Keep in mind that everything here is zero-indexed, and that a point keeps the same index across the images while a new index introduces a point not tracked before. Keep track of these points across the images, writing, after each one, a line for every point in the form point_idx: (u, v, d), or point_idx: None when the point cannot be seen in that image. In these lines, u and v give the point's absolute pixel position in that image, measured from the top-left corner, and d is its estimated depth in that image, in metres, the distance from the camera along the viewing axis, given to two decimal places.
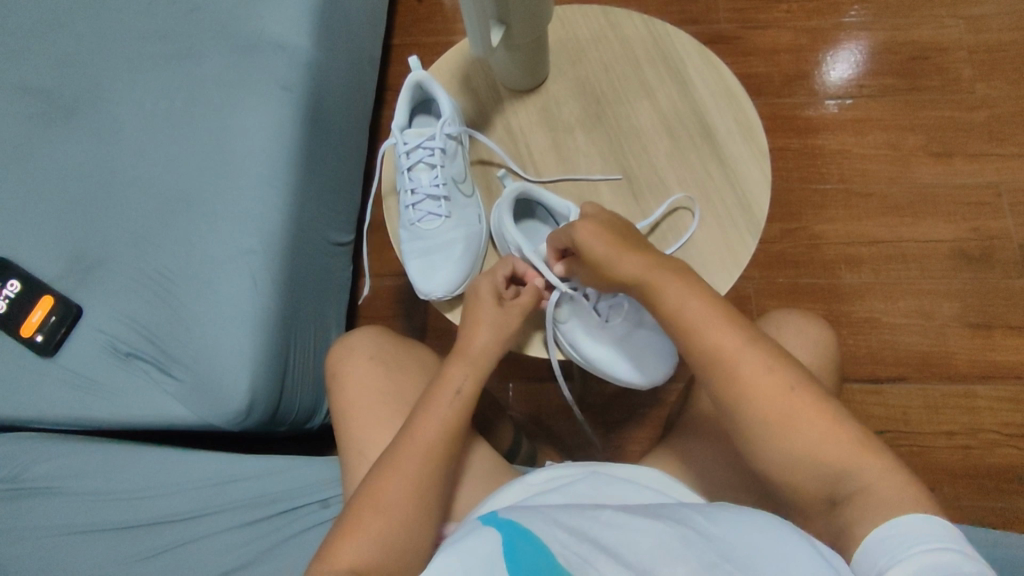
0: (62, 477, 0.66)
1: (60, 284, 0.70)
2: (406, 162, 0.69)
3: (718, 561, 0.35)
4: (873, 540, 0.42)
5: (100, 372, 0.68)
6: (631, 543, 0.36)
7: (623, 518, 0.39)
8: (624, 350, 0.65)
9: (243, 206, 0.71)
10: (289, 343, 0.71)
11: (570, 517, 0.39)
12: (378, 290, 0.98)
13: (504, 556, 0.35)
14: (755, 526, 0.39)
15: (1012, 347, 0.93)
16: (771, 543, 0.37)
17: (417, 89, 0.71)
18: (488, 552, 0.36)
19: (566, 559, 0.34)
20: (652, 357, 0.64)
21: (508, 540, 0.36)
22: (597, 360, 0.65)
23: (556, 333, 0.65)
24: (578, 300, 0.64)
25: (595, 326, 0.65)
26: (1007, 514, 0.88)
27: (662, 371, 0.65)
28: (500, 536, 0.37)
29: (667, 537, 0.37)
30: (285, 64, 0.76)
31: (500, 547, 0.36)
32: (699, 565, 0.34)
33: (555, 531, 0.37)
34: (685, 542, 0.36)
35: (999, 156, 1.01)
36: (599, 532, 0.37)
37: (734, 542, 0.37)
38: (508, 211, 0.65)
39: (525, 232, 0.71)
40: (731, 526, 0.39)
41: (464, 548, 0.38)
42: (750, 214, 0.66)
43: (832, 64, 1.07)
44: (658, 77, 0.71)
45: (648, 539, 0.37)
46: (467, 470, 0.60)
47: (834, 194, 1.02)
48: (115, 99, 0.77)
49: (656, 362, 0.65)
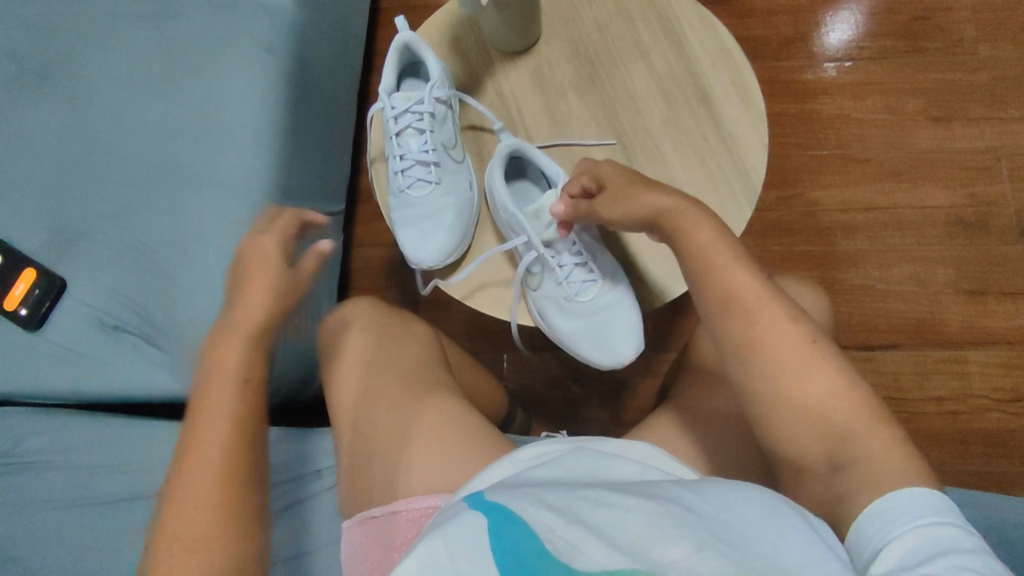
0: (54, 451, 0.66)
1: (41, 257, 0.69)
2: (394, 126, 0.67)
3: (710, 541, 0.34)
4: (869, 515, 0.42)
5: (87, 345, 0.67)
6: (621, 523, 0.36)
7: (613, 498, 0.39)
8: (594, 322, 0.67)
9: (230, 175, 0.69)
10: (280, 314, 0.70)
11: (559, 499, 0.39)
12: (369, 261, 0.97)
13: (490, 543, 0.35)
14: (749, 508, 0.38)
15: (1006, 314, 0.94)
16: (766, 526, 0.36)
17: (405, 52, 0.68)
18: (472, 535, 0.36)
19: (553, 545, 0.34)
20: (614, 342, 0.66)
21: (493, 525, 0.36)
22: (562, 335, 0.68)
23: (529, 301, 0.67)
24: (552, 274, 0.67)
25: (565, 303, 0.68)
26: (993, 477, 0.90)
27: (634, 348, 0.66)
28: (487, 521, 0.36)
29: (658, 516, 0.36)
30: (268, 26, 0.73)
31: (484, 530, 0.36)
32: (692, 545, 0.34)
33: (540, 515, 0.36)
34: (677, 521, 0.36)
35: (1000, 120, 0.99)
36: (589, 514, 0.37)
37: (726, 522, 0.37)
38: (500, 168, 0.65)
39: (515, 192, 0.70)
40: (724, 506, 0.38)
41: (444, 531, 0.37)
42: (747, 180, 0.65)
43: (831, 26, 1.04)
44: (654, 38, 0.69)
45: (639, 519, 0.36)
46: (460, 443, 0.59)
47: (830, 160, 1.00)
48: (90, 63, 0.74)
49: (628, 337, 0.66)
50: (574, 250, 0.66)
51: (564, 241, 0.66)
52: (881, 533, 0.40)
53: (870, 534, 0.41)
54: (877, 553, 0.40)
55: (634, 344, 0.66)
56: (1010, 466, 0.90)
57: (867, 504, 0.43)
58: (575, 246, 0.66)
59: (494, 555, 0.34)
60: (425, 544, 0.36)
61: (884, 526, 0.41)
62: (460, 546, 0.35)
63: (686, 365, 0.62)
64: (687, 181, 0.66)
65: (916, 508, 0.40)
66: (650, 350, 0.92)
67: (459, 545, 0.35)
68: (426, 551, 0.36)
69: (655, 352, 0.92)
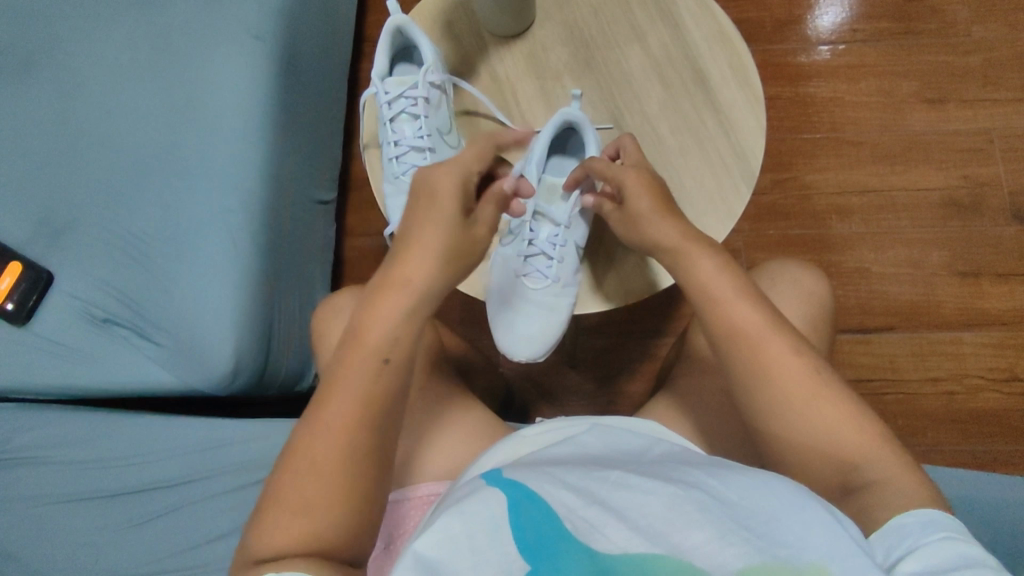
0: (47, 447, 0.65)
1: (28, 250, 0.68)
2: (387, 113, 0.66)
3: (733, 527, 0.35)
4: (891, 529, 0.41)
5: (77, 339, 0.66)
6: (641, 504, 0.38)
7: (632, 476, 0.41)
8: (520, 312, 0.66)
9: (219, 164, 0.67)
10: (273, 304, 0.69)
11: (579, 477, 0.41)
12: (362, 250, 0.96)
13: (508, 519, 0.37)
14: (769, 490, 0.39)
15: (999, 295, 0.94)
16: (789, 511, 0.37)
17: (397, 35, 0.66)
18: (494, 511, 0.37)
19: (574, 525, 0.36)
20: (528, 337, 0.66)
21: (514, 505, 0.37)
22: (492, 304, 0.66)
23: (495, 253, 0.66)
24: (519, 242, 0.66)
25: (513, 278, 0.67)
26: (985, 457, 0.91)
27: (533, 354, 0.66)
28: (505, 498, 0.38)
29: (680, 499, 0.37)
30: (256, 11, 0.71)
31: (503, 508, 0.38)
32: (714, 532, 0.35)
33: (561, 493, 0.38)
34: (699, 505, 0.37)
35: (993, 102, 0.99)
36: (609, 493, 0.39)
37: (748, 505, 0.38)
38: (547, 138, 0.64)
39: (554, 165, 0.69)
40: (744, 487, 0.39)
41: (463, 505, 0.38)
42: (745, 162, 0.64)
43: (825, 8, 1.03)
44: (649, 19, 0.68)
45: (658, 500, 0.38)
46: (460, 431, 0.59)
47: (824, 143, 1.00)
48: (72, 51, 0.72)
49: (534, 344, 0.66)
50: (552, 240, 0.66)
51: (548, 227, 0.66)
52: (903, 542, 0.39)
53: (897, 542, 0.40)
54: (897, 560, 0.39)
55: (534, 353, 0.65)
56: (1003, 445, 0.91)
57: (890, 516, 0.42)
58: (557, 241, 0.66)
59: (512, 532, 0.36)
60: (442, 520, 0.37)
61: (908, 537, 0.39)
62: (478, 523, 0.37)
63: (685, 350, 0.62)
64: (684, 164, 0.65)
65: (931, 517, 0.40)
66: (647, 337, 0.92)
67: (478, 520, 0.37)
68: (444, 527, 0.37)
69: (653, 337, 0.91)
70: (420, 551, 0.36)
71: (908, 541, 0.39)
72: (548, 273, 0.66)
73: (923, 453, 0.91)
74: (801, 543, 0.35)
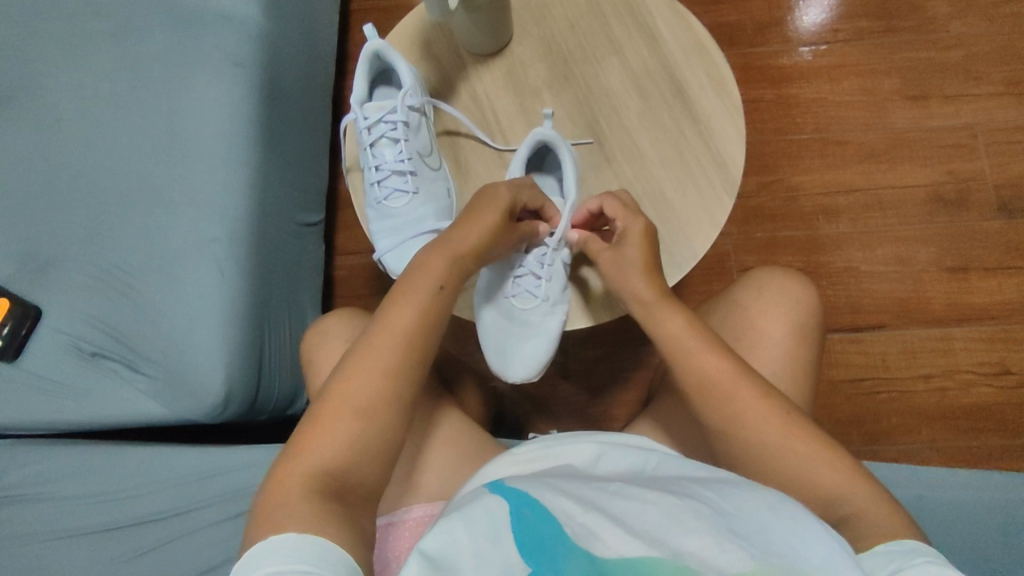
0: (42, 482, 0.65)
1: (16, 286, 0.68)
2: (368, 137, 0.66)
3: (729, 535, 0.35)
4: (872, 554, 0.41)
5: (67, 373, 0.66)
6: (639, 513, 0.38)
7: (632, 489, 0.41)
8: (511, 333, 0.66)
9: (203, 192, 0.67)
10: (263, 330, 0.69)
11: (578, 489, 0.42)
12: (353, 268, 0.96)
13: (509, 523, 0.37)
14: (764, 504, 0.39)
15: (988, 289, 0.95)
16: (781, 522, 0.37)
17: (375, 59, 0.67)
18: (494, 517, 0.38)
19: (573, 530, 0.37)
20: (519, 358, 0.66)
21: (515, 511, 0.38)
22: (482, 316, 0.66)
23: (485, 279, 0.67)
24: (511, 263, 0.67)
25: (502, 301, 0.67)
26: (980, 453, 0.91)
27: (525, 374, 0.66)
28: (506, 505, 0.39)
29: (677, 509, 0.38)
30: (235, 38, 0.71)
31: (503, 513, 0.38)
32: (710, 539, 0.35)
33: (561, 501, 0.39)
34: (696, 515, 0.37)
35: (975, 97, 1.00)
36: (608, 502, 0.40)
37: (744, 517, 0.38)
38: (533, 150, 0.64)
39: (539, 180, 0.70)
40: (739, 500, 0.39)
41: (464, 510, 0.39)
42: (726, 172, 0.64)
43: (805, 9, 1.04)
44: (626, 32, 0.68)
45: (656, 510, 0.38)
46: (450, 452, 0.60)
47: (809, 143, 1.00)
48: (54, 85, 0.72)
49: (525, 364, 0.66)
50: (541, 259, 0.65)
51: (536, 248, 0.65)
52: (888, 564, 0.40)
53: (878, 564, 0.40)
54: None
55: (526, 373, 0.65)
56: (999, 439, 0.91)
57: (870, 547, 0.42)
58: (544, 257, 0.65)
59: (513, 535, 0.37)
60: (445, 521, 0.38)
61: (891, 560, 0.40)
62: (480, 525, 0.38)
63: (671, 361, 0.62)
64: (667, 177, 0.65)
65: (906, 546, 0.41)
66: (640, 345, 0.92)
67: (481, 525, 0.38)
68: (448, 527, 0.38)
69: (645, 345, 0.92)
70: (421, 546, 0.37)
71: (891, 564, 0.39)
72: (537, 292, 0.66)
73: (918, 451, 0.91)
74: (796, 556, 0.35)
